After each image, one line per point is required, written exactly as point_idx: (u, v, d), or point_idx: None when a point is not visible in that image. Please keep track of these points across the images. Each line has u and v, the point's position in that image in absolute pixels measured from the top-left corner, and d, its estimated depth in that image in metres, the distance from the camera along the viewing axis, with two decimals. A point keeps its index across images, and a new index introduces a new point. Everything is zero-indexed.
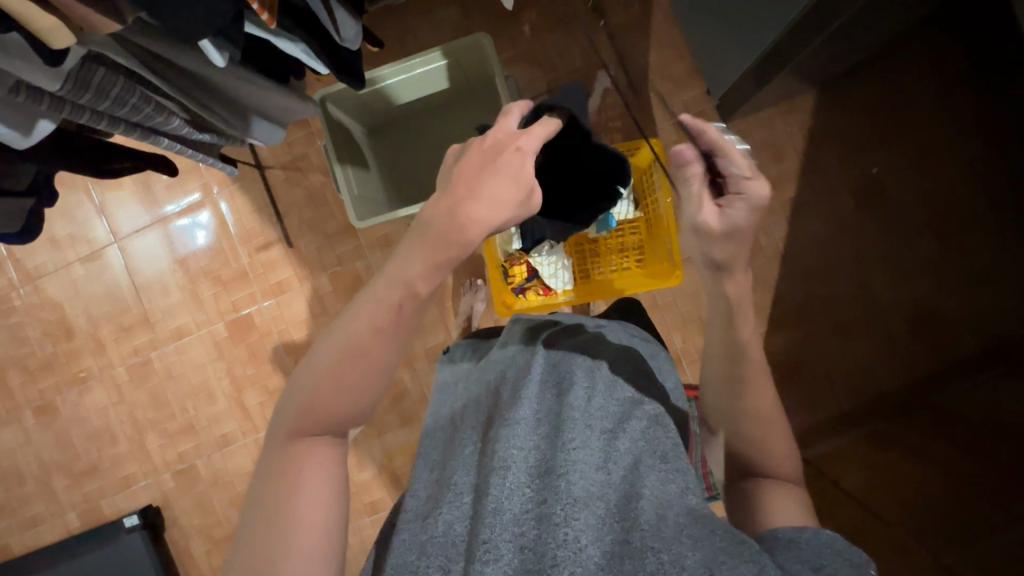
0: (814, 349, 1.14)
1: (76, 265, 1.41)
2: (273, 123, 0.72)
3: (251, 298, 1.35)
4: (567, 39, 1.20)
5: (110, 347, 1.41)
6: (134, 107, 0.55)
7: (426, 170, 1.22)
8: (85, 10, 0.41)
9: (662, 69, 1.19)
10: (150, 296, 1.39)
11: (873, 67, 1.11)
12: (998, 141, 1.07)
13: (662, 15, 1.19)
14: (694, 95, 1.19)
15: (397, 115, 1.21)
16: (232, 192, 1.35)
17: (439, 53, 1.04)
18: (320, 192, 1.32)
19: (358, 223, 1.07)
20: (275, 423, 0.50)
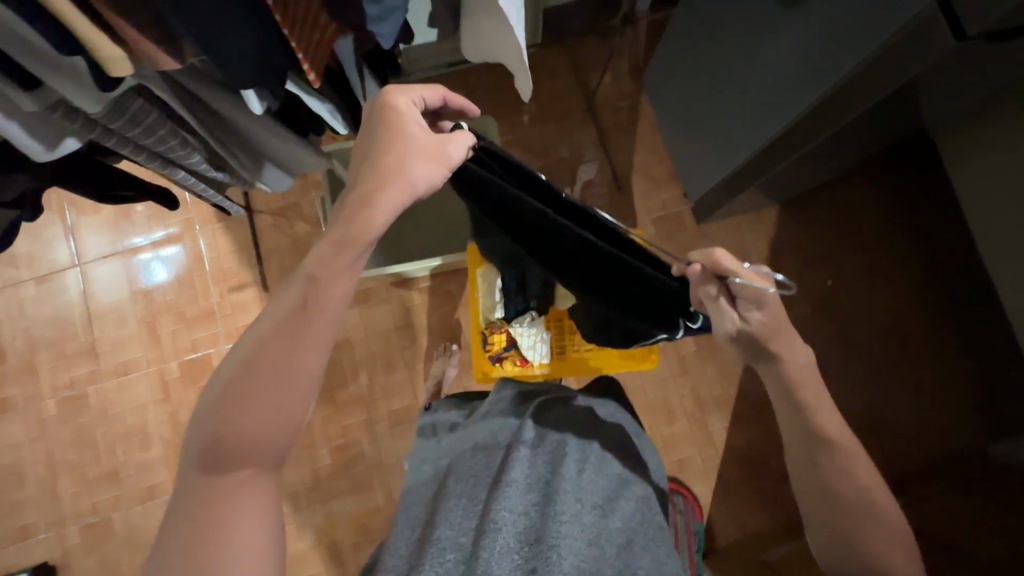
0: (773, 448, 1.17)
1: (28, 284, 1.34)
2: (286, 169, 0.74)
3: (213, 339, 1.30)
4: (562, 133, 1.31)
5: (43, 375, 1.31)
6: (161, 139, 0.57)
7: (419, 234, 1.26)
8: (152, 48, 0.44)
9: (645, 171, 1.31)
10: (102, 325, 1.32)
11: (828, 193, 1.25)
12: (934, 270, 1.20)
13: (648, 124, 1.32)
14: (672, 197, 1.30)
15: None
16: (215, 231, 1.34)
17: None
18: (305, 240, 1.32)
19: None
20: (183, 457, 0.42)
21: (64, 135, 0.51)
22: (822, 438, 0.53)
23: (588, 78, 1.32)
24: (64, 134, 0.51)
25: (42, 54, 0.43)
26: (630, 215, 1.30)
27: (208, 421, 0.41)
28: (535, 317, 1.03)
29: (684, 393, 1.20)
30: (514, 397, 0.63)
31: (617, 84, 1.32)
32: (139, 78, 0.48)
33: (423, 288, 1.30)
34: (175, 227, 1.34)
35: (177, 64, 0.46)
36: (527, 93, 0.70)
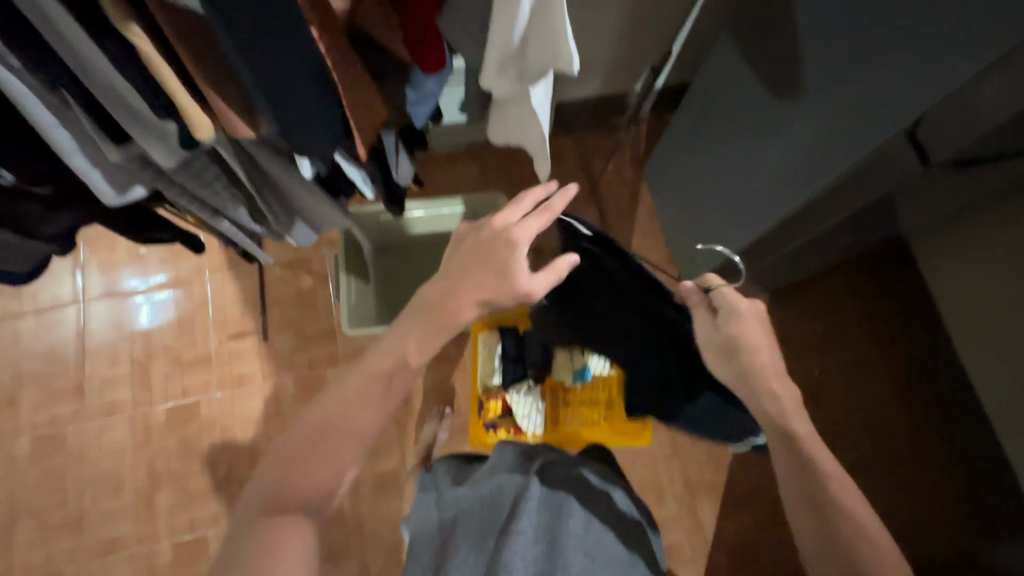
0: (761, 539, 1.16)
1: (28, 316, 1.34)
2: (315, 225, 0.77)
3: (204, 385, 1.29)
4: (566, 213, 1.40)
5: (23, 411, 1.28)
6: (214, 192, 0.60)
7: None
8: (230, 118, 0.45)
9: (642, 253, 1.38)
10: (94, 363, 1.31)
11: (815, 286, 1.32)
12: (915, 368, 1.25)
13: (647, 210, 1.41)
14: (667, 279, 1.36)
15: (407, 242, 1.30)
16: (223, 277, 1.36)
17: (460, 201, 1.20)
18: (310, 294, 1.35)
19: (348, 328, 1.14)
20: (248, 504, 0.53)
21: (136, 184, 0.55)
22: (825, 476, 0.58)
23: (594, 165, 1.42)
24: (135, 181, 0.55)
25: (128, 112, 0.44)
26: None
27: (269, 487, 0.53)
28: (531, 384, 1.06)
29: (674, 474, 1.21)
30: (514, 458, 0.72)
31: (619, 173, 1.43)
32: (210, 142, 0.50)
33: None
34: (184, 271, 1.36)
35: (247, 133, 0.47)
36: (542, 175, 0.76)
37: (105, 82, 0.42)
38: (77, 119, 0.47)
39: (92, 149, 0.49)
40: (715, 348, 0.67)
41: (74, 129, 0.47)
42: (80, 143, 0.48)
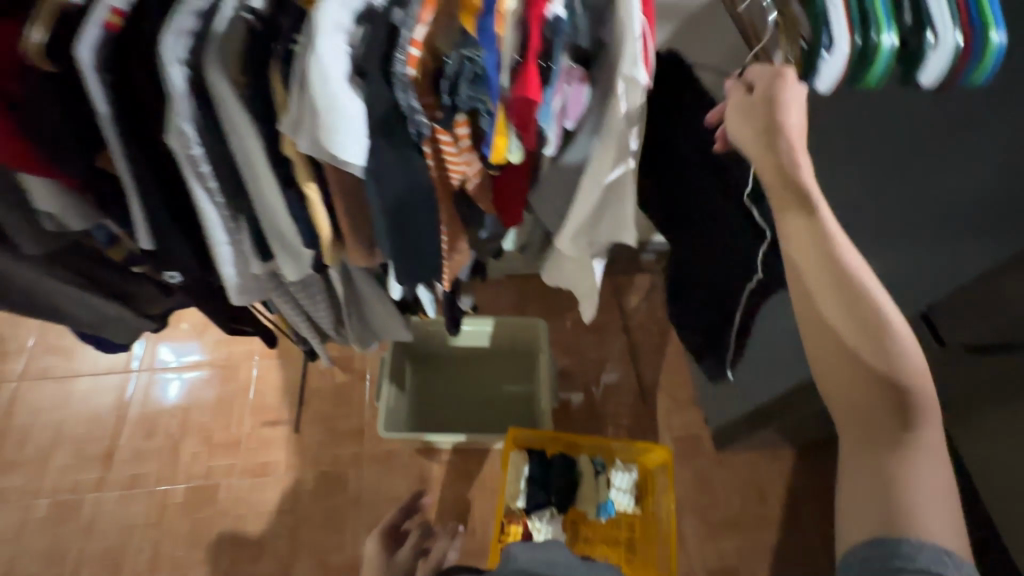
0: None
1: (83, 378, 1.41)
2: (380, 341, 0.82)
3: (227, 470, 1.31)
4: (599, 342, 1.47)
5: (51, 473, 1.31)
6: (313, 299, 0.68)
7: (456, 409, 1.34)
8: (356, 251, 0.54)
9: (670, 390, 1.42)
10: (130, 433, 1.35)
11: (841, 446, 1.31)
12: None
13: (675, 348, 1.47)
14: (693, 419, 1.38)
15: (446, 354, 1.38)
16: (271, 364, 1.43)
17: (505, 322, 1.29)
18: (347, 390, 1.40)
19: (384, 432, 1.17)
20: None
21: (257, 294, 0.61)
22: (896, 374, 0.39)
23: (627, 301, 1.51)
24: (257, 289, 0.60)
25: (285, 235, 0.51)
26: (651, 430, 1.37)
27: None
28: (554, 512, 1.04)
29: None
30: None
31: (652, 310, 1.51)
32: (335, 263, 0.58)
33: (443, 461, 1.32)
34: (235, 355, 1.44)
35: (366, 259, 0.56)
36: (585, 317, 0.84)
37: (273, 208, 0.49)
38: (236, 237, 0.53)
39: (237, 258, 0.55)
40: (761, 164, 0.44)
41: (231, 242, 0.52)
42: (231, 252, 0.54)
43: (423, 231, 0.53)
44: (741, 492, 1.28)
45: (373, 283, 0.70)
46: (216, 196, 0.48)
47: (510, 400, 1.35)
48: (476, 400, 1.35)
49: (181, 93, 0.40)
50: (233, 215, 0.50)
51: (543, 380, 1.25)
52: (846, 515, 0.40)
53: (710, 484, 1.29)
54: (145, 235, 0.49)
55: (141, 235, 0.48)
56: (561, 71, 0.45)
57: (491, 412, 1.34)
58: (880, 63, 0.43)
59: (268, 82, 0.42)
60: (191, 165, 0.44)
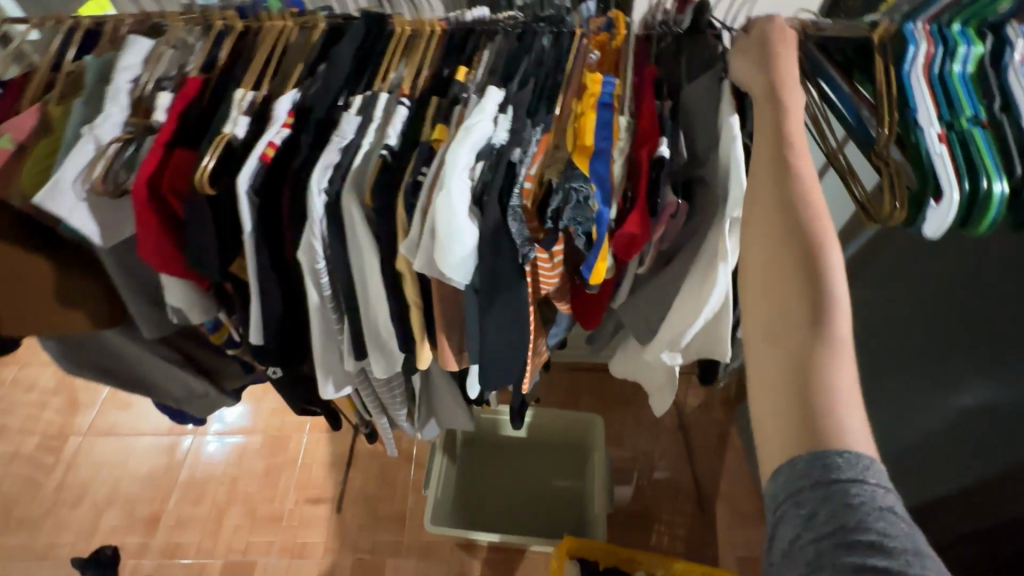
0: None
1: (144, 436, 1.45)
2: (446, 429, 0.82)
3: (266, 547, 1.28)
4: (654, 441, 1.40)
5: (100, 533, 1.32)
6: (391, 391, 0.69)
7: (501, 501, 1.29)
8: (444, 356, 0.55)
9: (731, 500, 1.31)
10: (178, 497, 1.36)
11: None
12: None
13: (736, 453, 1.38)
14: (757, 537, 1.27)
15: (496, 440, 1.34)
16: (320, 437, 1.44)
17: (560, 413, 1.26)
18: (393, 472, 1.38)
19: (430, 525, 1.12)
20: None
21: (344, 389, 0.63)
22: (820, 264, 0.34)
23: (686, 399, 1.45)
24: (344, 385, 0.62)
25: (380, 340, 0.53)
26: (710, 546, 1.26)
27: None
28: None
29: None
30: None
31: (712, 412, 1.44)
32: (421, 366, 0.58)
33: (484, 558, 1.25)
34: (287, 425, 1.45)
35: (453, 364, 0.56)
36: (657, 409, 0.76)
37: (373, 314, 0.52)
38: (337, 336, 0.56)
39: (335, 354, 0.58)
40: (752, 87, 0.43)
41: (331, 340, 0.56)
42: (330, 349, 0.57)
43: (513, 344, 0.54)
44: None
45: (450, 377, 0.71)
46: (327, 302, 0.51)
47: (561, 496, 1.29)
48: (523, 493, 1.30)
49: (318, 217, 0.45)
50: (338, 318, 0.54)
51: (597, 480, 1.19)
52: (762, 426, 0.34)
53: None
54: (257, 331, 0.53)
55: (253, 333, 0.53)
56: (663, 203, 0.47)
57: (539, 509, 1.28)
58: (994, 209, 0.42)
59: (394, 209, 0.46)
60: (312, 275, 0.48)
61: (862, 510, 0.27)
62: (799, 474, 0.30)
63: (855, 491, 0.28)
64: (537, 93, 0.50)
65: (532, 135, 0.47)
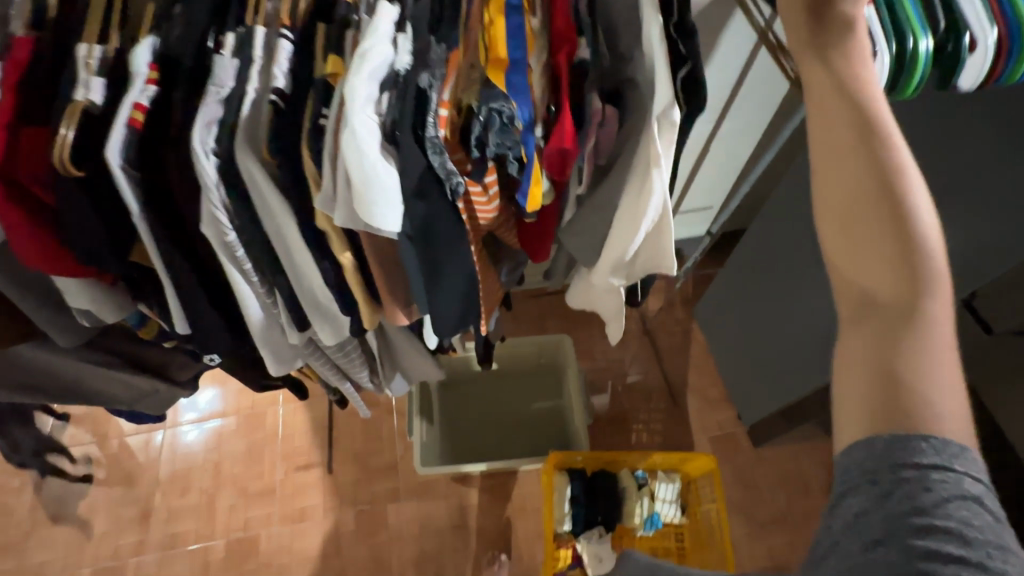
0: None
1: (111, 440, 1.40)
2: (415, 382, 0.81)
3: (266, 520, 1.30)
4: (622, 350, 1.45)
5: (92, 540, 1.30)
6: (348, 355, 0.67)
7: (485, 433, 1.33)
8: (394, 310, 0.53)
9: (699, 390, 1.40)
10: (164, 491, 1.34)
11: None
12: None
13: (700, 347, 1.45)
14: (726, 417, 1.37)
15: (470, 378, 1.37)
16: (296, 407, 1.42)
17: (529, 341, 1.28)
18: (376, 426, 1.39)
19: (420, 468, 1.15)
20: None
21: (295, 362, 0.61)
22: (915, 245, 0.31)
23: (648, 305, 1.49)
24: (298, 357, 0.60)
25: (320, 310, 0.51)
26: (685, 432, 1.36)
27: None
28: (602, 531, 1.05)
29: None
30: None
31: (674, 312, 1.49)
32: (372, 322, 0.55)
33: (478, 487, 1.31)
34: (259, 401, 1.42)
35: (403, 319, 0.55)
36: (612, 337, 0.77)
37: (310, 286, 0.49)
38: (272, 310, 0.52)
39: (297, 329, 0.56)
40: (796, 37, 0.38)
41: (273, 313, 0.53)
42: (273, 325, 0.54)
43: (461, 283, 0.51)
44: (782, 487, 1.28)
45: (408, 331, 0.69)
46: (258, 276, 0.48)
47: (542, 418, 1.34)
48: (505, 422, 1.34)
49: (213, 183, 0.40)
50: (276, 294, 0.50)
51: (575, 397, 1.23)
52: (837, 404, 0.33)
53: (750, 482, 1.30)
54: (180, 319, 0.49)
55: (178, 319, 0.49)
56: (590, 109, 0.45)
57: (523, 433, 1.33)
58: (919, 74, 0.42)
59: (300, 160, 0.41)
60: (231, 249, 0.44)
61: (934, 494, 0.27)
62: (877, 457, 0.29)
63: (938, 476, 0.27)
64: (434, 7, 0.45)
65: (437, 56, 0.42)
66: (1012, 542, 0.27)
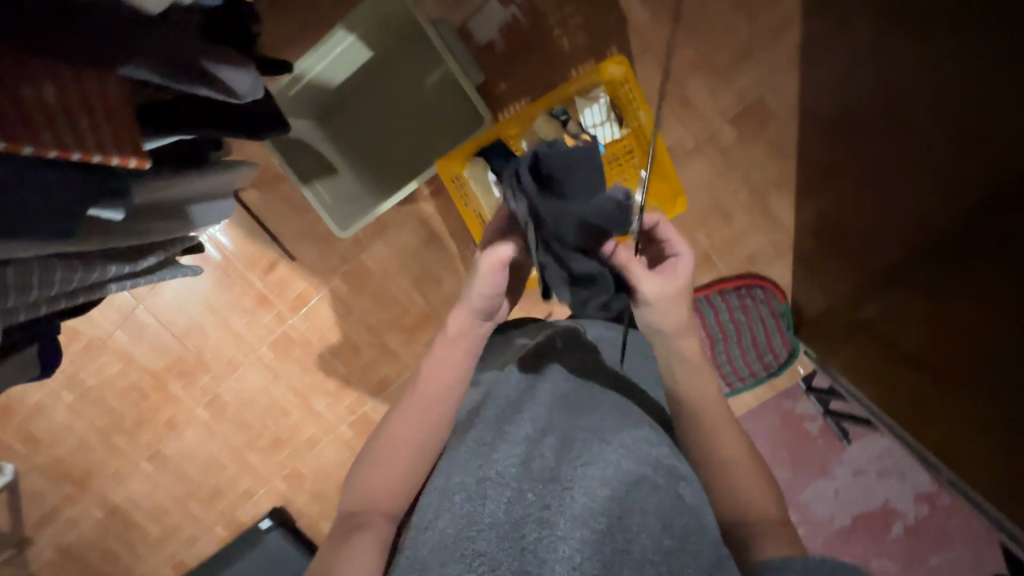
0: (872, 337, 1.02)
1: (200, 409, 1.54)
2: (219, 195, 0.73)
3: (362, 400, 1.45)
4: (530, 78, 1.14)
5: (260, 467, 1.56)
6: (79, 273, 0.50)
7: (399, 147, 1.15)
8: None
9: (680, 77, 1.10)
10: (274, 419, 1.51)
11: (843, 38, 1.06)
12: (947, 105, 1.04)
13: (649, 10, 1.08)
14: (726, 96, 1.10)
15: (335, 102, 1.14)
16: (309, 314, 1.40)
17: (344, 30, 0.96)
18: (386, 291, 1.36)
19: (342, 232, 1.05)
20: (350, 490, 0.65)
21: (184, 209, 0.63)
22: None
23: (565, 21, 1.11)
24: (193, 205, 0.65)
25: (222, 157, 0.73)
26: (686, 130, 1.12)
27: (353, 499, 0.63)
28: None
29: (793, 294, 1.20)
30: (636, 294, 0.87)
31: None
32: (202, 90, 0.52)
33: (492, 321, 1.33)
34: (272, 324, 1.43)
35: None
36: None
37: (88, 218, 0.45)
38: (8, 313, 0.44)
39: (162, 196, 0.57)
40: None
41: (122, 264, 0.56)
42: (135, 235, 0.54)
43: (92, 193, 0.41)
44: (801, 135, 1.10)
45: (235, 133, 0.61)
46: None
47: (432, 94, 1.12)
48: (407, 119, 1.14)
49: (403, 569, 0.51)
50: (141, 229, 0.55)
51: (444, 52, 0.98)
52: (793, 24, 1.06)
53: (784, 146, 1.11)
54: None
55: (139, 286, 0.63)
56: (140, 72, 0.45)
57: (436, 124, 1.14)
58: None
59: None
60: (101, 287, 0.55)
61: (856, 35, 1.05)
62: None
63: None
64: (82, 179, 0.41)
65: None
66: None
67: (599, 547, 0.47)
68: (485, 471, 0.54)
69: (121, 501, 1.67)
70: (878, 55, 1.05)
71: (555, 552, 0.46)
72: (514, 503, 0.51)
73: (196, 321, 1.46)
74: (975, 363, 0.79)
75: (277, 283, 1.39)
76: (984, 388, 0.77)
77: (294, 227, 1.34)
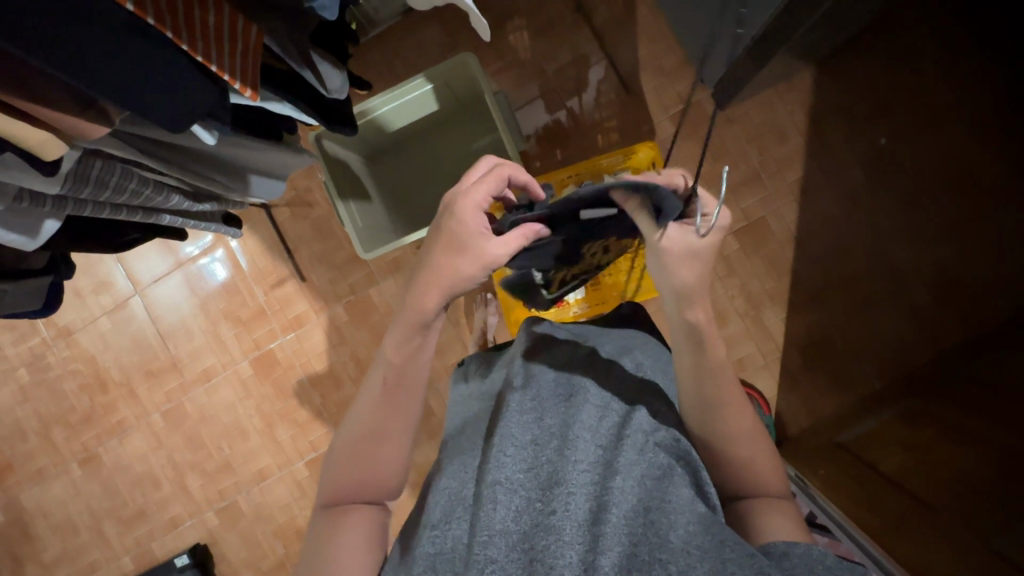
0: (870, 440, 1.03)
1: (156, 415, 1.46)
2: (276, 179, 0.93)
3: (328, 436, 1.39)
4: (565, 160, 1.29)
5: (197, 492, 1.44)
6: (134, 190, 0.68)
7: (435, 195, 1.25)
8: (78, 120, 0.51)
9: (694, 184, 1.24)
10: (229, 441, 1.43)
11: (839, 180, 1.20)
12: (934, 252, 1.16)
13: (674, 126, 1.25)
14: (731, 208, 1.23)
15: (388, 145, 1.26)
16: (300, 335, 1.40)
17: (420, 80, 1.10)
18: (383, 327, 1.37)
19: (365, 254, 1.10)
20: (322, 496, 0.64)
21: (241, 173, 0.83)
22: (806, 101, 1.21)
23: (602, 120, 1.27)
24: (249, 174, 0.85)
25: (296, 142, 0.92)
26: None
27: (325, 499, 0.63)
28: None
29: (779, 405, 1.22)
30: (646, 333, 0.89)
31: (658, 96, 1.26)
32: (302, 69, 0.68)
33: None
34: (261, 339, 1.42)
35: (106, 127, 0.53)
36: (484, 32, 0.76)
37: (161, 136, 0.64)
38: (81, 205, 0.64)
39: (221, 153, 0.77)
40: (669, 50, 1.26)
41: (177, 198, 0.76)
42: (192, 175, 0.73)
43: (196, 101, 0.55)
44: (796, 255, 1.21)
45: (312, 115, 0.76)
46: (20, 231, 0.60)
47: (477, 156, 1.24)
48: (449, 173, 1.26)
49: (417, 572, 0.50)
50: (198, 171, 0.75)
51: (498, 119, 1.11)
52: (795, 162, 1.22)
53: (780, 263, 1.22)
54: (41, 224, 0.62)
55: (187, 225, 0.83)
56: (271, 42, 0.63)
57: None
58: None
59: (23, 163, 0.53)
60: (155, 213, 0.75)
61: (858, 182, 1.19)
62: (786, 128, 1.22)
63: None
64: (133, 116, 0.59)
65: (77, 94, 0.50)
66: (792, 80, 1.21)
67: (605, 542, 0.48)
68: (488, 474, 0.54)
69: (29, 506, 1.50)
70: (868, 200, 1.19)
71: (562, 556, 0.47)
72: (523, 513, 0.52)
73: (186, 322, 1.44)
74: (958, 475, 0.81)
75: (279, 300, 1.41)
76: (966, 488, 0.78)
77: (312, 250, 1.39)
